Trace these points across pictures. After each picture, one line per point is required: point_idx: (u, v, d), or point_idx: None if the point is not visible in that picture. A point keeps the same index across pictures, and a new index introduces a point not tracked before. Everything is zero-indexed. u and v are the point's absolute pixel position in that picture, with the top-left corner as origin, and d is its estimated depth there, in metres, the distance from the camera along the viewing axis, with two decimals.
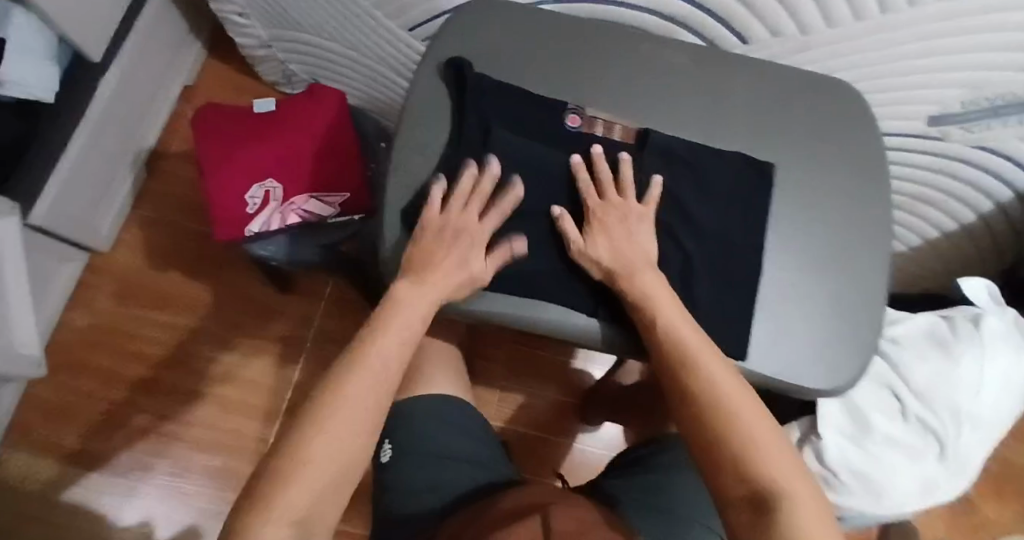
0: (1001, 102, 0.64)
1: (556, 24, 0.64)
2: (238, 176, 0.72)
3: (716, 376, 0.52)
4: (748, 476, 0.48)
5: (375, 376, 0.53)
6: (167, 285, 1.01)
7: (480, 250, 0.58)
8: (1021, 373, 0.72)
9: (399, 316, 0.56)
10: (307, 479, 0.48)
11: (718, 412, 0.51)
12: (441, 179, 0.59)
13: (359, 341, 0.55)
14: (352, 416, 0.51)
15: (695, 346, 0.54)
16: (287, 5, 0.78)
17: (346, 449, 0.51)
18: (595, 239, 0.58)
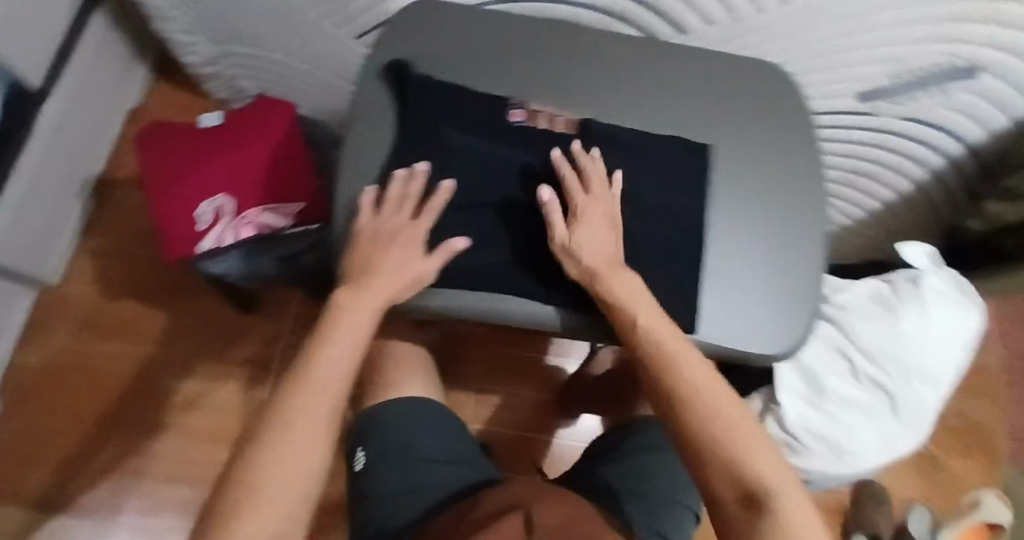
0: (924, 74, 0.67)
1: (490, 21, 0.63)
2: (189, 193, 0.73)
3: (698, 378, 0.50)
4: (740, 480, 0.46)
5: (327, 384, 0.50)
6: (126, 315, 1.03)
7: (418, 249, 0.56)
8: (965, 328, 0.74)
9: (343, 323, 0.53)
10: (266, 498, 0.45)
11: (705, 417, 0.49)
12: (371, 185, 0.57)
13: (304, 354, 0.52)
14: (304, 426, 0.48)
15: (676, 347, 0.52)
16: (233, 19, 0.86)
17: (305, 458, 0.47)
18: (578, 234, 0.55)
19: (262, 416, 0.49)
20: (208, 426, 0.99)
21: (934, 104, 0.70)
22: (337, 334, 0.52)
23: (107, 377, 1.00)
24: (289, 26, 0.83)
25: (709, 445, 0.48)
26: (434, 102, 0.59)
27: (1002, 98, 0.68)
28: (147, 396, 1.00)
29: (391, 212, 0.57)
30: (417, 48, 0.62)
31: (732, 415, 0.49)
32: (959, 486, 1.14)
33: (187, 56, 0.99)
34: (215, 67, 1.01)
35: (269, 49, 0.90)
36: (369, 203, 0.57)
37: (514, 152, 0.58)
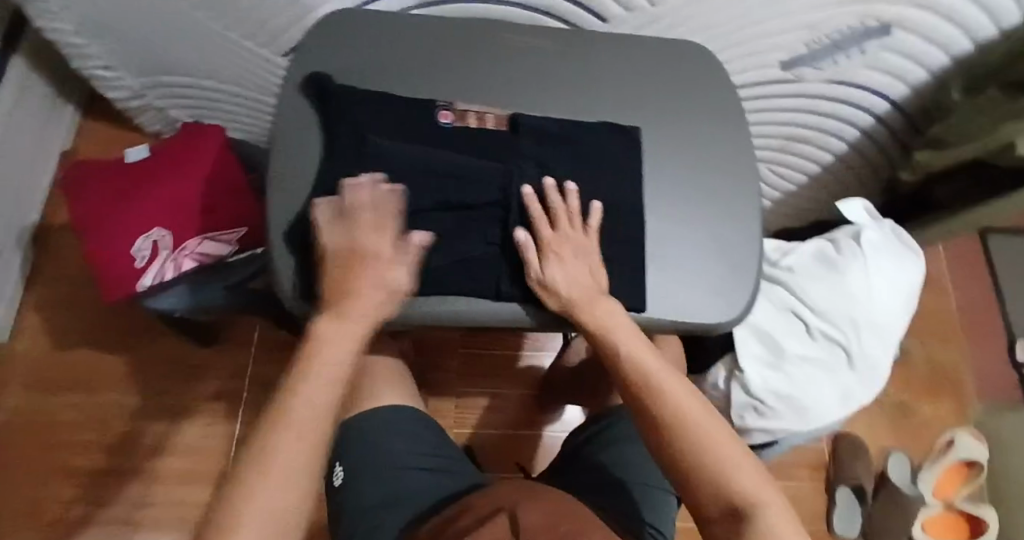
0: (839, 37, 0.71)
1: (409, 28, 0.63)
2: (125, 231, 0.72)
3: (677, 396, 0.50)
4: (724, 496, 0.47)
5: (319, 398, 0.46)
6: (83, 364, 1.01)
7: (389, 259, 0.52)
8: (905, 278, 0.77)
9: (324, 355, 0.48)
10: (256, 518, 0.42)
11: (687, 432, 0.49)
12: (324, 197, 0.54)
13: (283, 391, 0.47)
14: (286, 473, 0.43)
15: (654, 368, 0.52)
16: (150, 48, 0.84)
17: (288, 507, 0.43)
18: (553, 270, 0.54)
19: (240, 458, 0.45)
20: (183, 465, 0.97)
21: (854, 64, 0.75)
22: (330, 347, 0.48)
23: (69, 430, 0.97)
24: (212, 50, 0.82)
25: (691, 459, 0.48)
26: (359, 112, 0.58)
27: (914, 50, 0.74)
28: (115, 444, 0.97)
29: (357, 225, 0.53)
30: (337, 61, 0.61)
31: (711, 429, 0.49)
32: (934, 429, 1.16)
33: (110, 92, 0.96)
34: (142, 100, 0.98)
35: (194, 76, 0.89)
36: (325, 218, 0.53)
37: (444, 153, 0.57)
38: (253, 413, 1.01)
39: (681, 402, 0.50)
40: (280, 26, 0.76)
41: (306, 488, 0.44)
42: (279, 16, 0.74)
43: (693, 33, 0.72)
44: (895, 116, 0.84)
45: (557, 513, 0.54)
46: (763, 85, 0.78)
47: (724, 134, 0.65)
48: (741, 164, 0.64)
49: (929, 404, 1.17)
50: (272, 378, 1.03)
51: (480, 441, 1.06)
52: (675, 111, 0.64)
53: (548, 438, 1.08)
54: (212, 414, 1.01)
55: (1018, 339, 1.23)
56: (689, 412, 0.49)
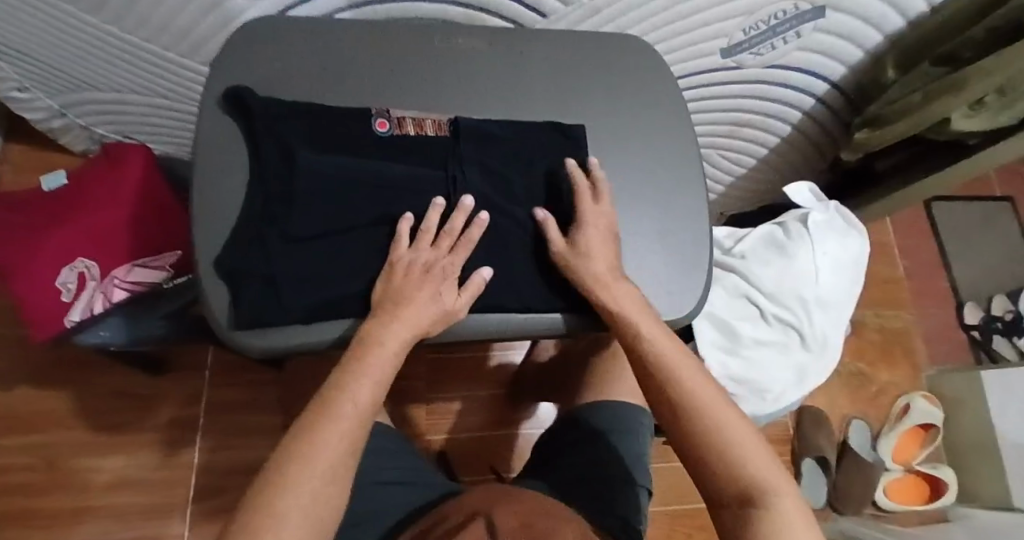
0: (774, 22, 0.72)
1: (336, 33, 0.60)
2: (47, 263, 0.68)
3: (692, 382, 0.50)
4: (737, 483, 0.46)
5: (351, 425, 0.45)
6: (23, 402, 0.95)
7: (453, 284, 0.52)
8: (853, 252, 0.77)
9: (370, 358, 0.48)
10: (291, 508, 0.41)
11: (701, 421, 0.48)
12: (409, 215, 0.53)
13: (324, 390, 0.47)
14: (321, 463, 0.43)
15: (668, 350, 0.51)
16: (61, 64, 0.80)
17: (319, 498, 0.43)
18: (578, 249, 0.54)
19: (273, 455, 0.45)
20: (143, 497, 0.94)
21: (791, 47, 0.76)
22: (365, 373, 0.47)
23: (14, 473, 0.92)
24: (132, 63, 0.78)
25: (700, 439, 0.48)
26: (288, 127, 0.55)
27: (848, 30, 0.75)
28: (63, 483, 0.93)
29: (429, 244, 0.53)
30: (263, 72, 0.58)
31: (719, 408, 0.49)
32: (891, 395, 1.19)
33: (28, 113, 0.90)
34: (64, 120, 0.92)
35: (116, 91, 0.84)
36: (405, 234, 0.53)
37: (380, 166, 0.55)
38: (211, 438, 0.98)
39: (686, 378, 0.50)
40: (203, 37, 0.72)
41: (328, 518, 0.43)
42: (200, 26, 0.70)
43: (631, 24, 0.71)
44: (834, 97, 0.85)
45: (531, 512, 0.53)
46: (705, 73, 0.78)
47: (667, 126, 0.64)
48: (686, 155, 0.64)
49: (886, 372, 1.20)
50: (229, 402, 1.00)
51: (454, 446, 1.05)
52: (617, 105, 0.63)
53: (522, 436, 1.07)
54: (171, 442, 0.97)
55: (965, 302, 1.27)
56: (705, 397, 0.49)
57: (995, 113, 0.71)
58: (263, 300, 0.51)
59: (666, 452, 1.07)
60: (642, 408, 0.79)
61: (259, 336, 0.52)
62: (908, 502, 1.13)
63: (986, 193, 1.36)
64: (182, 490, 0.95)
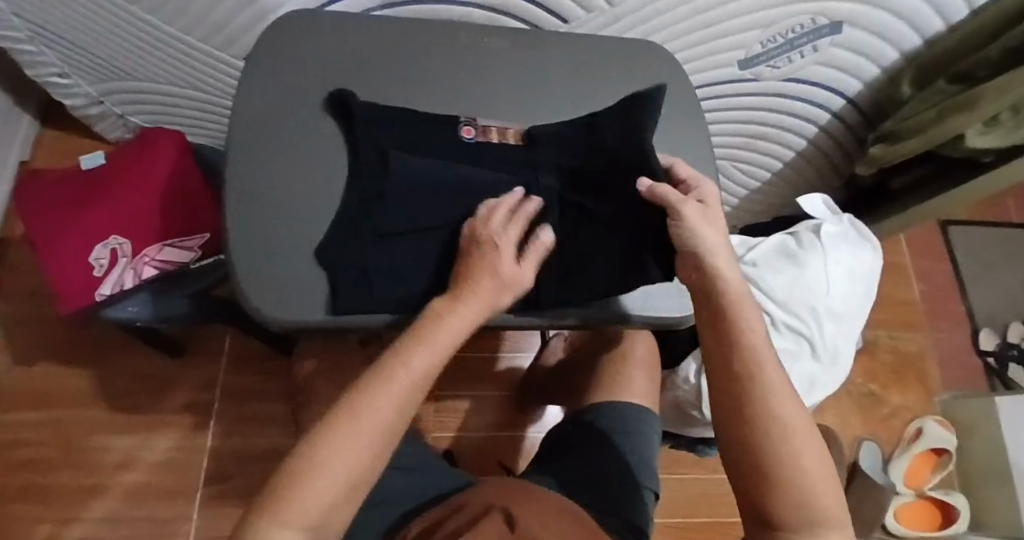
0: (792, 35, 0.74)
1: (368, 28, 0.63)
2: (81, 239, 0.70)
3: (770, 379, 0.47)
4: (793, 489, 0.45)
5: (404, 394, 0.46)
6: (47, 377, 0.98)
7: (506, 256, 0.51)
8: (865, 264, 0.78)
9: (439, 329, 0.48)
10: (336, 457, 0.43)
11: (771, 417, 0.47)
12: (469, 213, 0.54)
13: (389, 353, 0.47)
14: (373, 422, 0.44)
15: (755, 341, 0.49)
16: (103, 54, 0.83)
17: (365, 454, 0.44)
18: (704, 231, 0.51)
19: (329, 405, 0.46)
20: (156, 477, 0.95)
21: (808, 61, 0.77)
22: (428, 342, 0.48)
23: (34, 448, 0.95)
24: (171, 56, 0.81)
25: (768, 442, 0.46)
26: (372, 132, 0.58)
27: (865, 46, 0.76)
28: (80, 459, 0.95)
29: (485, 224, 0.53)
30: (296, 61, 0.61)
31: (792, 418, 0.47)
32: (903, 418, 1.19)
33: (66, 99, 0.94)
34: (101, 107, 0.96)
35: (152, 81, 0.88)
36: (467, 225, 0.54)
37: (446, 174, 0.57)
38: (225, 423, 1.00)
39: (768, 379, 0.47)
40: (237, 32, 0.76)
41: (370, 474, 0.44)
42: (237, 20, 0.74)
43: (650, 31, 0.73)
44: (851, 112, 0.87)
45: (544, 509, 0.55)
46: (722, 84, 0.80)
47: (684, 130, 0.66)
48: (701, 158, 0.65)
49: (897, 393, 1.20)
50: (243, 390, 1.02)
51: (459, 444, 1.06)
52: None
53: (528, 438, 1.08)
54: (184, 424, 0.99)
55: (981, 328, 1.26)
56: (780, 397, 0.47)
57: (1008, 132, 0.72)
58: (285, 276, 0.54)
59: (672, 462, 1.07)
60: (649, 409, 0.80)
61: (281, 312, 0.54)
62: (919, 527, 1.11)
63: (1002, 219, 1.36)
64: (193, 472, 0.96)
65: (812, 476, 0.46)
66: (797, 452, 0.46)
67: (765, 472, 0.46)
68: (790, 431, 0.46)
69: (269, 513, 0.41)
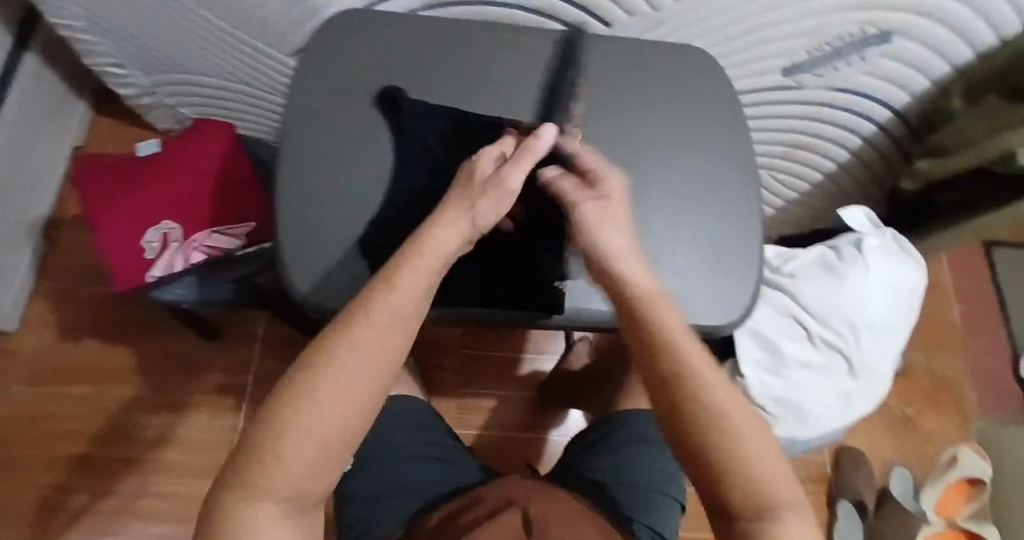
0: (839, 44, 0.73)
1: (416, 25, 0.65)
2: (136, 224, 0.73)
3: (706, 385, 0.42)
4: (752, 496, 0.41)
5: (372, 355, 0.42)
6: (89, 353, 1.01)
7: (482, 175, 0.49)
8: (908, 282, 0.77)
9: (398, 290, 0.44)
10: (299, 438, 0.40)
11: (717, 426, 0.41)
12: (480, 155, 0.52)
13: (345, 317, 0.43)
14: (335, 399, 0.41)
15: (683, 344, 0.43)
16: (159, 47, 0.87)
17: (331, 431, 0.40)
18: (598, 237, 0.47)
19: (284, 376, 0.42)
20: (186, 456, 0.98)
21: (853, 71, 0.77)
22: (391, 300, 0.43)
23: (73, 421, 0.98)
24: (223, 50, 0.84)
25: (714, 452, 0.41)
26: (418, 126, 0.59)
27: (914, 57, 0.75)
28: (114, 434, 0.98)
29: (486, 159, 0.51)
30: (345, 55, 0.63)
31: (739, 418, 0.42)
32: (936, 442, 1.16)
33: (121, 88, 0.98)
34: (153, 97, 1.00)
35: (203, 74, 0.91)
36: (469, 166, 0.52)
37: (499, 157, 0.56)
38: (256, 406, 1.01)
39: (706, 384, 0.42)
40: (287, 28, 0.78)
41: (341, 449, 0.41)
42: (288, 18, 0.76)
43: (693, 37, 0.74)
44: (897, 124, 0.85)
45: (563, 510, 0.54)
46: (764, 92, 0.80)
47: (725, 134, 0.66)
48: (741, 163, 0.65)
49: (931, 416, 1.17)
50: (274, 376, 1.03)
51: (479, 442, 1.06)
52: (675, 111, 0.65)
53: (551, 441, 1.07)
54: (216, 407, 1.01)
55: None
56: (722, 400, 0.42)
57: None
58: (331, 263, 0.56)
59: None
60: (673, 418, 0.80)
61: (327, 297, 0.56)
62: None
63: None
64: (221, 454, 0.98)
65: (767, 484, 0.41)
66: (748, 457, 0.41)
67: (720, 481, 0.41)
68: (739, 437, 0.41)
69: (245, 490, 0.40)
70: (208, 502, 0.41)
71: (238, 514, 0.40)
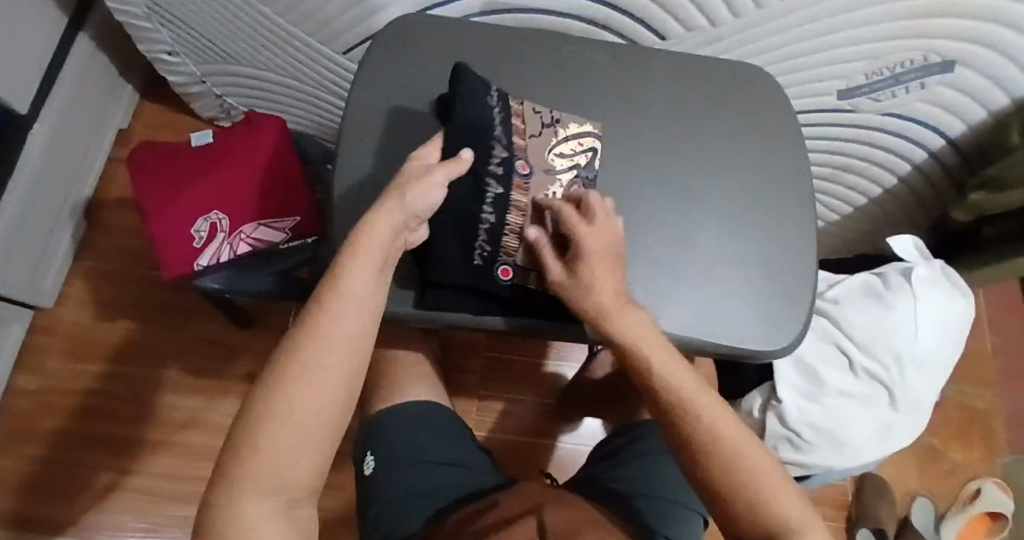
0: (900, 70, 0.72)
1: (474, 30, 0.65)
2: (186, 212, 0.74)
3: (715, 422, 0.49)
4: (764, 516, 0.47)
5: (336, 349, 0.44)
6: (123, 334, 1.03)
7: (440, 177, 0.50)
8: (956, 315, 0.76)
9: (346, 286, 0.45)
10: (277, 435, 0.42)
11: (728, 459, 0.48)
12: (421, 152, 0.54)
13: (304, 319, 0.45)
14: (303, 395, 0.42)
15: (688, 389, 0.50)
16: (211, 37, 0.87)
17: (305, 425, 0.42)
18: (584, 277, 0.52)
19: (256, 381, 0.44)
20: (211, 441, 0.99)
21: (911, 98, 0.76)
22: (345, 295, 0.45)
23: (104, 400, 0.99)
24: (274, 45, 0.85)
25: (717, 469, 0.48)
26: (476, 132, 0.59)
27: (974, 88, 0.74)
28: (143, 416, 0.99)
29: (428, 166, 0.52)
30: (404, 58, 0.63)
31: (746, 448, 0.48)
32: (961, 476, 1.15)
33: (171, 75, 0.99)
34: (201, 86, 1.01)
35: (252, 67, 0.91)
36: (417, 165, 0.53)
37: (488, 145, 0.56)
38: None
39: (717, 424, 0.48)
40: (342, 25, 0.78)
41: (318, 443, 0.43)
42: (344, 16, 0.76)
43: (751, 54, 0.73)
44: (949, 154, 0.84)
45: (580, 520, 0.54)
46: (818, 113, 0.80)
47: (782, 156, 0.65)
48: (796, 187, 0.64)
49: (958, 449, 1.16)
50: None
51: (496, 445, 1.06)
52: (731, 131, 0.64)
53: (563, 448, 1.06)
54: (244, 394, 1.02)
55: None
56: (729, 435, 0.48)
57: None
58: None
59: None
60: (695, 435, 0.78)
61: None
62: None
63: None
64: None
65: (768, 490, 0.47)
66: (759, 481, 0.47)
67: (733, 505, 0.48)
68: (743, 456, 0.48)
69: (232, 490, 0.41)
70: (200, 507, 0.43)
71: (228, 514, 0.41)
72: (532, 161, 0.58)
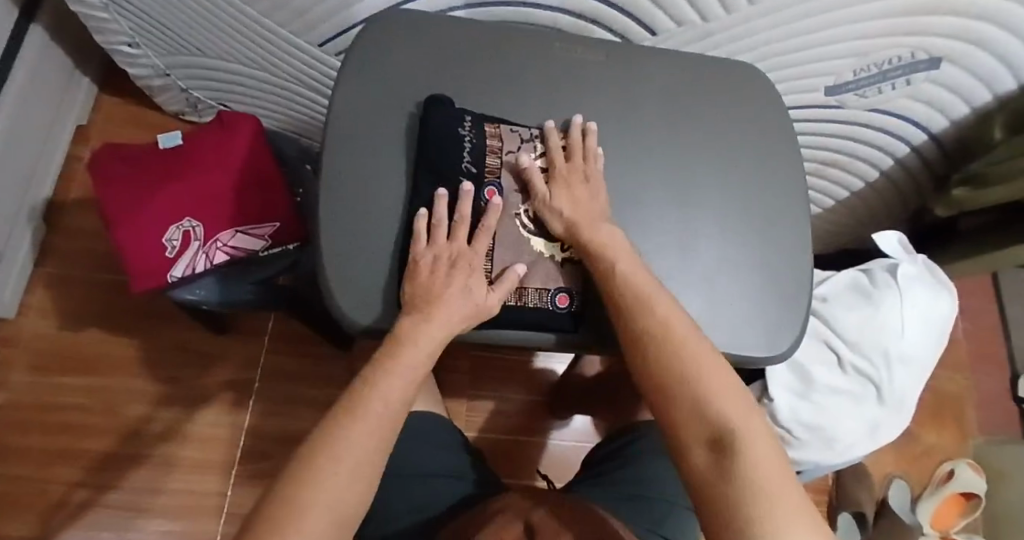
0: (887, 67, 0.72)
1: (460, 27, 0.62)
2: (156, 220, 0.71)
3: (668, 318, 0.49)
4: (708, 417, 0.44)
5: (379, 425, 0.46)
6: (91, 343, 0.98)
7: (481, 278, 0.54)
8: (938, 312, 0.77)
9: (402, 356, 0.49)
10: (319, 501, 0.42)
11: (677, 354, 0.47)
12: (444, 194, 0.54)
13: (354, 390, 0.47)
14: (348, 461, 0.44)
15: (646, 285, 0.51)
16: (176, 29, 0.83)
17: (345, 492, 0.43)
18: (559, 196, 0.56)
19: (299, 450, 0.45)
20: (190, 452, 0.95)
21: (897, 94, 0.75)
22: (398, 371, 0.48)
23: (74, 412, 0.95)
24: (246, 38, 0.81)
25: (678, 381, 0.46)
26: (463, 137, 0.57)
27: (958, 84, 0.74)
28: (116, 428, 0.95)
29: (444, 237, 0.54)
30: (388, 59, 0.60)
31: (696, 346, 0.47)
32: (935, 458, 1.17)
33: (133, 68, 0.94)
34: (165, 79, 0.96)
35: (221, 59, 0.87)
36: (423, 229, 0.54)
37: (455, 170, 0.57)
38: (263, 404, 0.99)
39: (669, 316, 0.49)
40: (317, 18, 0.74)
41: (351, 514, 0.43)
42: (319, 8, 0.73)
43: (741, 50, 0.72)
44: (932, 149, 0.84)
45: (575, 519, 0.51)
46: (808, 110, 0.78)
47: (775, 156, 0.64)
48: (789, 188, 0.63)
49: (933, 433, 1.18)
50: (285, 372, 1.01)
51: (485, 445, 1.04)
52: (724, 131, 0.63)
53: (551, 446, 1.05)
54: (224, 401, 0.98)
55: None
56: (681, 331, 0.48)
57: None
58: (360, 273, 0.55)
59: None
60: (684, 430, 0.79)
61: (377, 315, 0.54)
62: None
63: None
64: (228, 450, 0.96)
65: (711, 391, 0.45)
66: (705, 378, 0.46)
67: (676, 404, 0.46)
68: (690, 352, 0.47)
69: None
70: None
71: None
72: (504, 180, 0.58)
